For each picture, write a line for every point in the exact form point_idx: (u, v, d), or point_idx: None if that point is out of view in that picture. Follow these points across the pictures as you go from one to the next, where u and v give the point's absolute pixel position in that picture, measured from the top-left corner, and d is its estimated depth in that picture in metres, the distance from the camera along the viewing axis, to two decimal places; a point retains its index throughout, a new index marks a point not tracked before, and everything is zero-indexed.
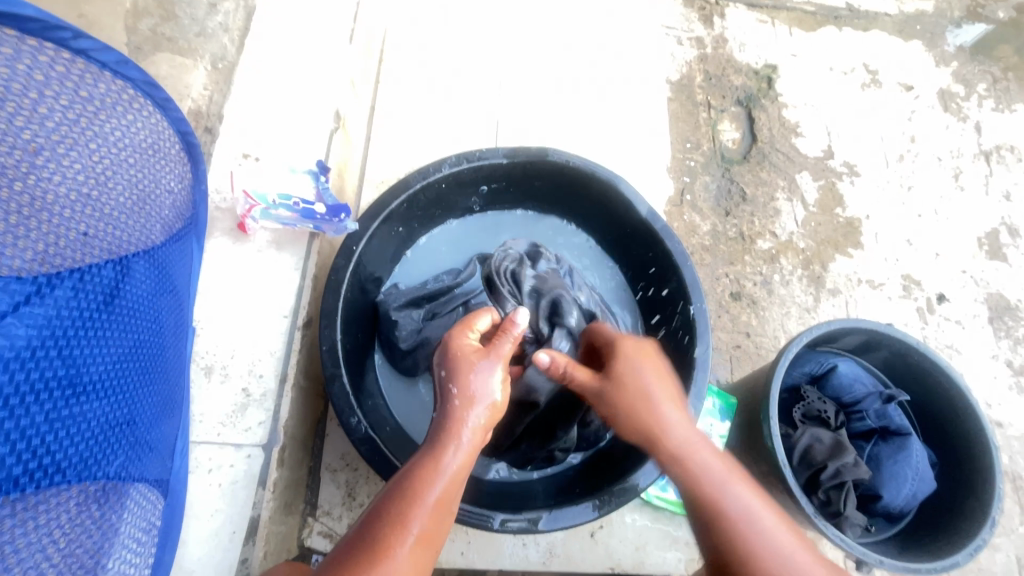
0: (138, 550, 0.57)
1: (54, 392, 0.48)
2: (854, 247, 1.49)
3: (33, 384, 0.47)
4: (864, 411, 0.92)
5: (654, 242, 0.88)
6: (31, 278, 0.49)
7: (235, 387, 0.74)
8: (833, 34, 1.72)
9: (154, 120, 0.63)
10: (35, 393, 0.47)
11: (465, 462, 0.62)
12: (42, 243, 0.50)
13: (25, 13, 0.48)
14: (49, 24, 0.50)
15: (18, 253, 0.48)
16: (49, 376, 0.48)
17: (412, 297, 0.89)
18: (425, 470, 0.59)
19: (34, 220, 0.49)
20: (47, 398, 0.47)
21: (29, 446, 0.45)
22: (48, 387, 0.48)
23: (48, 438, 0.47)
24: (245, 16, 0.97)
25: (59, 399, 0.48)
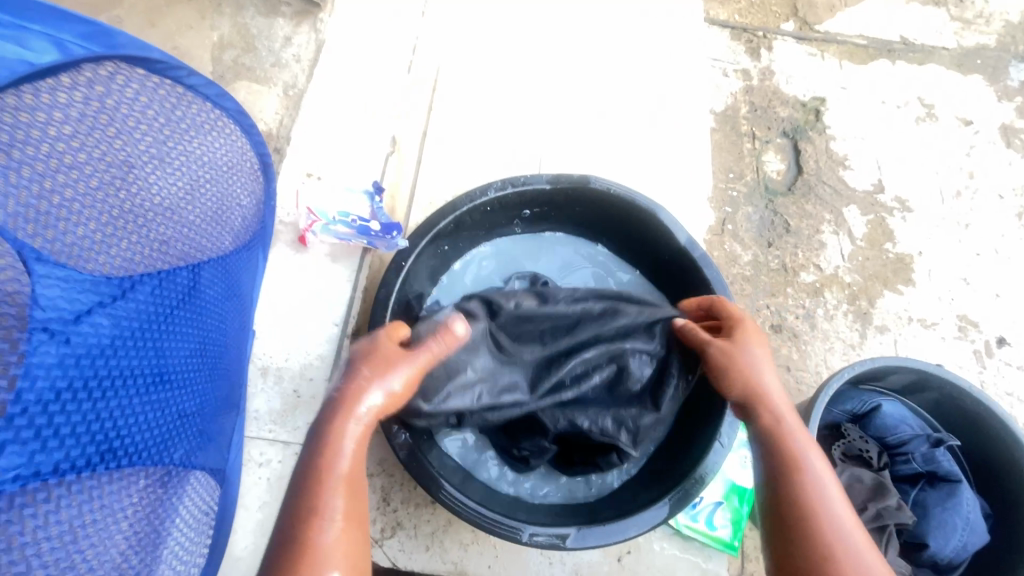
0: (195, 533, 0.62)
1: (137, 381, 0.53)
2: (905, 283, 1.44)
3: (118, 373, 0.51)
4: (909, 454, 0.89)
5: (692, 271, 0.89)
6: (134, 276, 0.55)
7: (287, 388, 0.80)
8: (886, 67, 1.70)
9: (235, 143, 0.72)
10: (118, 383, 0.51)
11: (364, 442, 0.62)
12: (131, 248, 0.55)
13: (154, 55, 0.59)
14: (169, 63, 0.61)
15: (124, 254, 0.54)
16: (133, 367, 0.53)
17: None
18: (316, 459, 0.58)
19: (135, 225, 0.56)
20: (130, 384, 0.52)
21: (112, 432, 0.49)
22: (127, 379, 0.52)
23: (128, 423, 0.51)
24: (315, 48, 1.06)
25: (137, 388, 0.53)
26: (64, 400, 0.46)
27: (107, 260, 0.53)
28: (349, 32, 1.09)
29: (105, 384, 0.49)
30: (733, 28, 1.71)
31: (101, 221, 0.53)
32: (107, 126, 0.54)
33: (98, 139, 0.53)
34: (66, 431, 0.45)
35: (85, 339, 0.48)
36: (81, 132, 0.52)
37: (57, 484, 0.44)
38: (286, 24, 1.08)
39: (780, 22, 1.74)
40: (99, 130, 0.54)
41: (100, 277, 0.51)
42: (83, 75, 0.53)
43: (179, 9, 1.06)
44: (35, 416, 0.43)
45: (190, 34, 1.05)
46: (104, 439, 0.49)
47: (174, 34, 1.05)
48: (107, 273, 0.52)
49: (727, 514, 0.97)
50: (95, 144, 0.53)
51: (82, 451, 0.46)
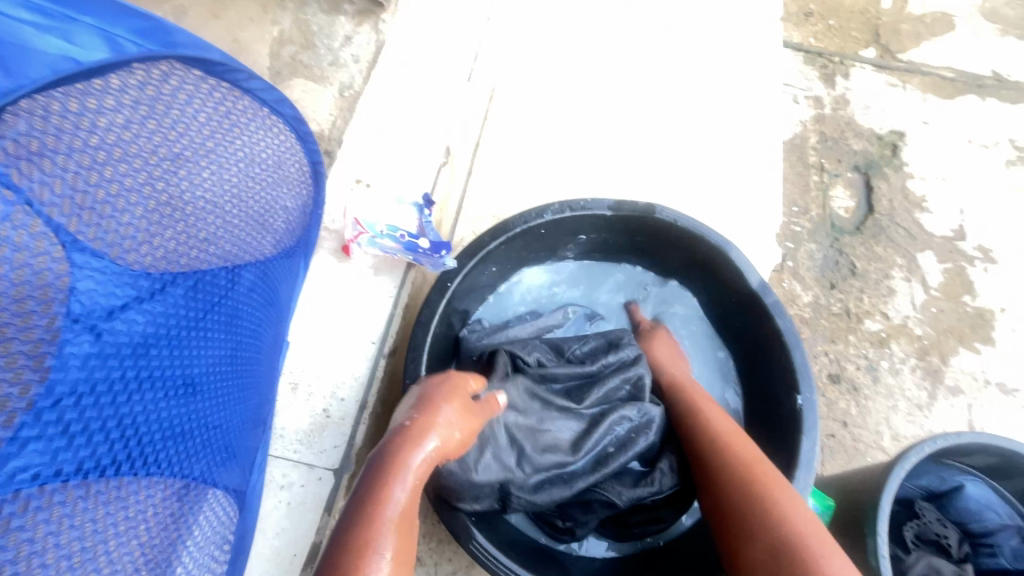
0: (211, 562, 0.57)
1: (167, 383, 0.49)
2: (983, 342, 1.31)
3: (152, 373, 0.47)
4: (995, 546, 0.79)
5: (762, 316, 0.81)
6: (168, 274, 0.51)
7: (318, 406, 0.75)
8: (975, 104, 1.57)
9: (285, 146, 0.68)
10: (150, 381, 0.47)
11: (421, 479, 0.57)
12: (173, 243, 0.52)
13: (215, 56, 0.53)
14: (230, 66, 0.55)
15: (162, 249, 0.50)
16: (167, 370, 0.49)
17: (495, 338, 0.87)
18: (380, 490, 0.54)
19: (177, 221, 0.52)
20: (163, 387, 0.48)
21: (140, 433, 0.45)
22: (161, 380, 0.48)
23: (155, 427, 0.47)
24: (375, 49, 1.02)
25: (166, 392, 0.49)
26: (97, 393, 0.42)
27: (146, 253, 0.48)
28: (410, 35, 1.05)
29: (138, 381, 0.46)
30: (807, 52, 1.61)
31: (144, 212, 0.48)
32: (159, 113, 0.49)
33: (152, 125, 0.49)
34: (95, 426, 0.41)
35: (115, 337, 0.44)
36: (138, 121, 0.47)
37: (78, 485, 0.39)
38: (347, 23, 1.05)
39: (858, 49, 1.63)
40: (152, 117, 0.48)
41: (140, 271, 0.48)
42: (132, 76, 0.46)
43: (242, 2, 1.05)
44: (62, 409, 0.39)
45: (251, 27, 1.02)
46: (129, 439, 0.44)
47: (235, 26, 1.03)
48: (143, 266, 0.48)
49: None
50: (150, 130, 0.48)
51: (109, 452, 0.42)
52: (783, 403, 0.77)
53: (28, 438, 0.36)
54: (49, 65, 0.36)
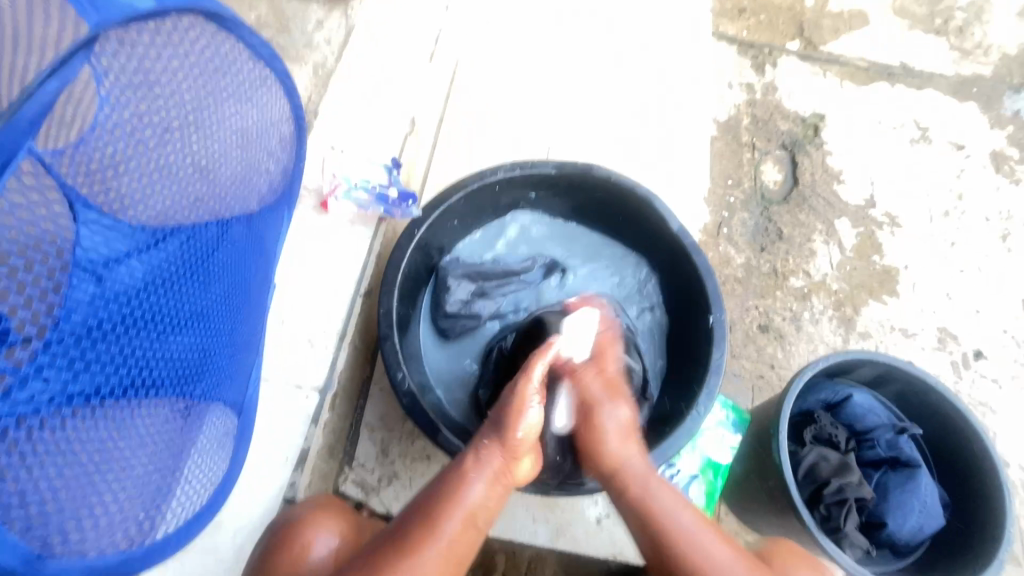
0: (208, 455, 0.70)
1: (158, 322, 0.60)
2: (889, 294, 1.50)
3: (147, 314, 0.59)
4: (874, 440, 0.94)
5: (683, 256, 0.96)
6: (159, 231, 0.62)
7: (302, 338, 0.86)
8: (885, 90, 1.78)
9: (274, 103, 0.79)
10: (144, 322, 0.58)
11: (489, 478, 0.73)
12: (166, 202, 0.63)
13: (227, 14, 0.64)
14: (237, 22, 0.66)
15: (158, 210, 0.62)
16: (159, 307, 0.60)
17: (469, 270, 1.01)
18: (457, 481, 0.72)
19: (171, 184, 0.64)
20: (153, 325, 0.59)
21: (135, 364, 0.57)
22: (152, 319, 0.59)
23: (151, 357, 0.59)
24: (346, 33, 1.14)
25: (157, 330, 0.60)
26: (98, 334, 0.52)
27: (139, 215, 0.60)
28: (377, 20, 1.16)
29: (134, 321, 0.57)
30: (740, 44, 1.80)
31: (138, 175, 0.59)
32: (163, 87, 0.60)
33: (154, 99, 0.59)
34: (105, 358, 0.53)
35: (117, 283, 0.55)
36: (151, 90, 0.58)
37: (86, 408, 0.51)
38: (320, 10, 1.16)
39: (785, 41, 1.82)
40: (156, 90, 0.59)
41: (138, 228, 0.59)
42: (167, 23, 0.57)
43: None
44: (82, 342, 0.51)
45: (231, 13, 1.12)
46: (128, 370, 0.56)
47: None
48: (137, 225, 0.59)
49: (702, 487, 1.04)
50: (153, 105, 0.59)
51: (109, 379, 0.54)
52: (699, 324, 0.92)
53: (45, 363, 0.47)
54: (121, 8, 0.49)
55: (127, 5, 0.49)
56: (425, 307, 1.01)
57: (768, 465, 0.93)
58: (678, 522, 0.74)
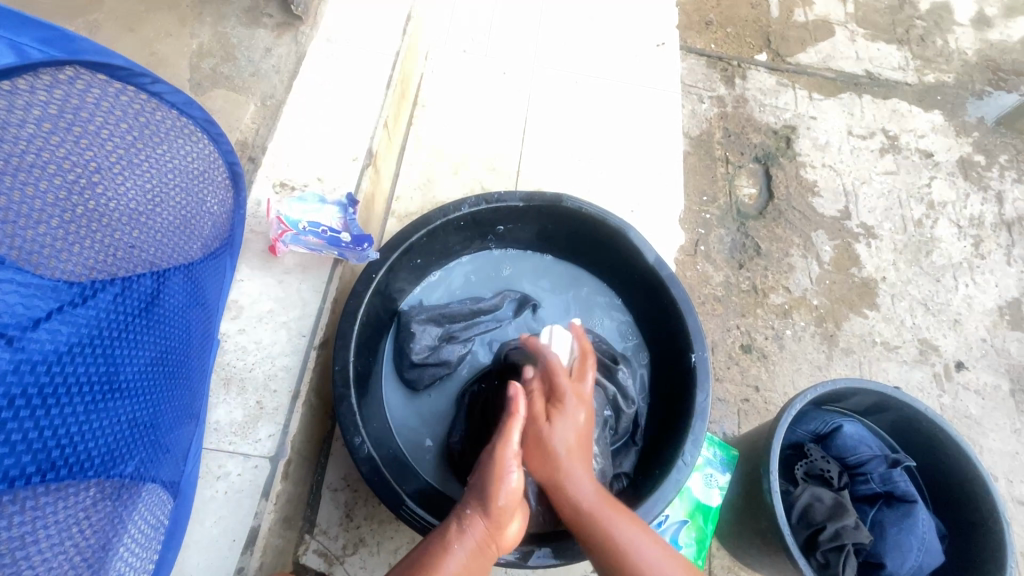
0: (143, 547, 0.59)
1: (86, 390, 0.51)
2: (869, 307, 1.48)
3: (72, 383, 0.49)
4: (868, 474, 0.91)
5: (660, 289, 0.91)
6: (93, 283, 0.53)
7: (250, 400, 0.78)
8: (853, 100, 1.78)
9: (206, 151, 0.71)
10: (70, 391, 0.49)
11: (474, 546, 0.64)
12: (94, 251, 0.53)
13: (117, 62, 0.57)
14: (134, 71, 0.58)
15: (86, 262, 0.52)
16: (88, 374, 0.51)
17: (433, 313, 0.94)
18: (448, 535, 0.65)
19: (100, 231, 0.54)
20: (79, 395, 0.50)
21: (60, 442, 0.47)
22: (80, 388, 0.50)
23: (79, 433, 0.50)
24: (296, 61, 1.07)
25: (86, 401, 0.51)
26: (10, 413, 0.43)
27: (67, 266, 0.50)
28: (330, 45, 1.09)
29: (60, 391, 0.48)
30: (709, 57, 1.78)
31: (61, 223, 0.50)
32: (66, 126, 0.52)
33: (58, 139, 0.51)
34: (24, 438, 0.44)
35: (39, 346, 0.46)
36: (40, 135, 0.49)
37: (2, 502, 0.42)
38: (267, 36, 1.08)
39: (753, 53, 1.81)
40: (56, 132, 0.51)
41: (60, 282, 0.49)
42: (42, 78, 0.50)
43: (159, 17, 1.06)
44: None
45: (169, 40, 1.04)
46: (49, 453, 0.46)
47: (151, 39, 1.04)
48: (65, 279, 0.50)
49: (693, 533, 0.99)
50: (57, 144, 0.50)
51: (28, 464, 0.44)
52: (681, 363, 0.87)
53: None
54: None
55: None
56: (387, 354, 0.94)
57: (758, 507, 0.88)
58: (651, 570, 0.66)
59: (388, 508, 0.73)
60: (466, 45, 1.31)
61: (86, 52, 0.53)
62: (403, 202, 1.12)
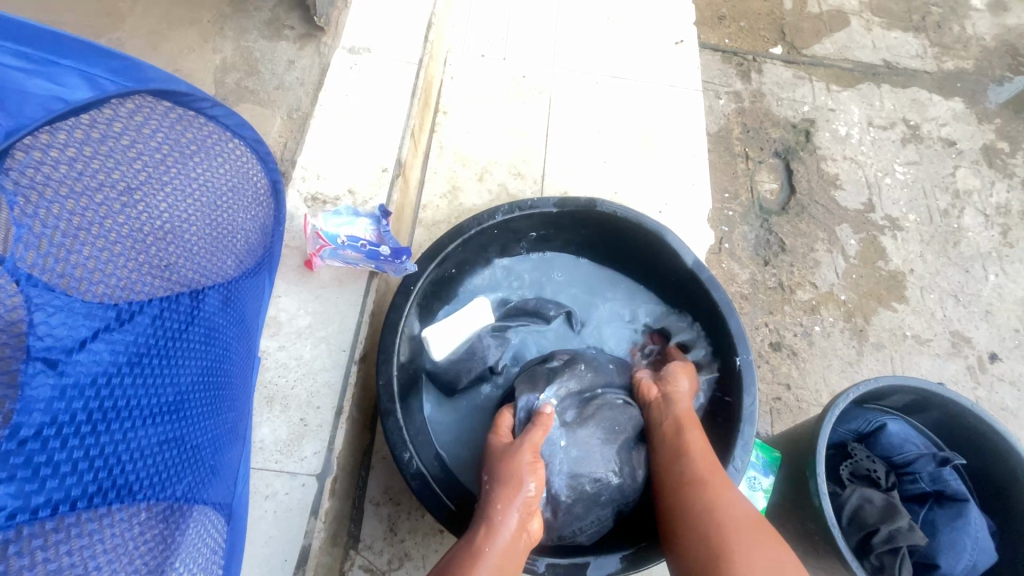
0: (202, 570, 0.58)
1: (136, 411, 0.51)
2: (898, 300, 1.46)
3: (121, 405, 0.49)
4: (916, 473, 0.89)
5: (700, 291, 0.90)
6: (133, 303, 0.52)
7: (294, 417, 0.78)
8: (872, 90, 1.76)
9: (247, 169, 0.71)
10: (119, 413, 0.49)
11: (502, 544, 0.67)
12: (133, 271, 0.53)
13: (181, 87, 0.58)
14: (194, 95, 0.60)
15: (127, 282, 0.52)
16: (136, 395, 0.51)
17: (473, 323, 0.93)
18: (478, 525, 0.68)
19: (141, 252, 0.54)
20: (129, 415, 0.50)
21: (111, 463, 0.47)
22: (129, 409, 0.50)
23: (130, 455, 0.49)
24: (319, 72, 1.07)
25: (135, 421, 0.50)
26: (63, 434, 0.43)
27: (110, 285, 0.50)
28: (352, 55, 1.09)
29: (109, 413, 0.47)
30: (724, 52, 1.76)
31: (103, 247, 0.49)
32: (111, 150, 0.51)
33: (101, 164, 0.50)
34: (77, 459, 0.44)
35: (85, 370, 0.46)
36: (89, 158, 0.49)
37: (53, 524, 0.40)
38: (290, 48, 1.08)
39: (769, 47, 1.79)
40: (102, 156, 0.50)
41: (99, 304, 0.48)
42: (105, 111, 0.51)
43: (181, 33, 1.06)
44: (48, 446, 0.41)
45: (193, 56, 1.04)
46: (100, 475, 0.45)
47: (176, 56, 1.04)
48: (107, 300, 0.49)
49: None
50: (100, 168, 0.50)
51: (78, 486, 0.43)
52: (724, 365, 0.86)
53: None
54: (38, 104, 0.42)
55: (53, 99, 0.43)
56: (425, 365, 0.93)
57: (807, 510, 0.86)
58: (726, 504, 0.69)
59: (441, 524, 0.72)
60: (484, 49, 1.30)
61: (152, 79, 0.53)
62: (430, 210, 1.12)
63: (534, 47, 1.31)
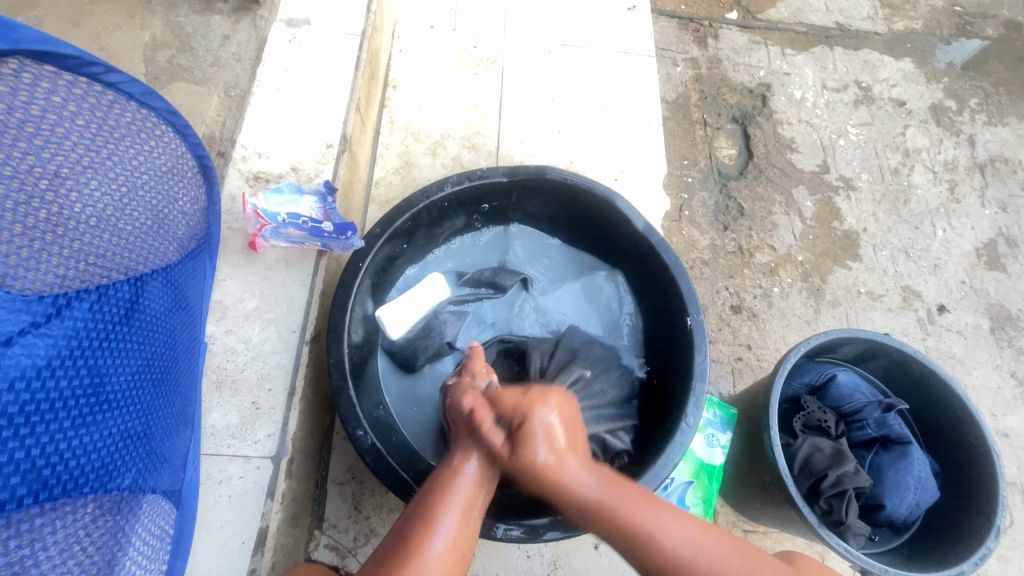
0: (150, 557, 0.57)
1: (70, 406, 0.48)
2: (853, 259, 1.50)
3: (54, 401, 0.47)
4: (863, 420, 0.93)
5: (651, 255, 0.91)
6: (66, 293, 0.50)
7: (245, 401, 0.77)
8: (826, 53, 1.77)
9: (173, 146, 0.67)
10: (53, 410, 0.46)
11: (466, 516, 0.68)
12: (63, 259, 0.50)
13: (64, 50, 0.52)
14: (85, 60, 0.54)
15: (59, 271, 0.50)
16: (71, 391, 0.49)
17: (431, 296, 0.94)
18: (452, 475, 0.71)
19: (69, 240, 0.51)
20: (72, 409, 0.48)
21: (45, 462, 0.45)
22: (63, 405, 0.48)
23: (69, 450, 0.47)
24: (257, 47, 1.02)
25: (70, 417, 0.48)
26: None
27: (39, 277, 0.48)
28: (291, 27, 1.04)
29: (44, 411, 0.46)
30: (680, 18, 1.75)
31: (27, 237, 0.47)
32: (30, 133, 0.49)
33: (22, 146, 0.48)
34: (3, 463, 0.42)
35: (12, 365, 0.44)
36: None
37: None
38: (223, 23, 1.03)
39: (724, 12, 1.79)
40: (20, 138, 0.48)
41: (32, 296, 0.47)
42: None
43: (104, 8, 1.00)
44: None
45: (119, 34, 0.98)
46: (44, 473, 0.45)
47: (100, 33, 0.98)
48: (39, 291, 0.48)
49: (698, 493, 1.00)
50: (19, 151, 0.47)
51: (9, 488, 0.42)
52: (677, 327, 0.87)
53: None
54: None
55: None
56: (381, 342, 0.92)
57: (761, 462, 0.90)
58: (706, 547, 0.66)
59: (397, 496, 0.73)
60: (432, 20, 1.27)
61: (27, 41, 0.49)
62: (383, 187, 1.10)
63: (484, 16, 1.28)
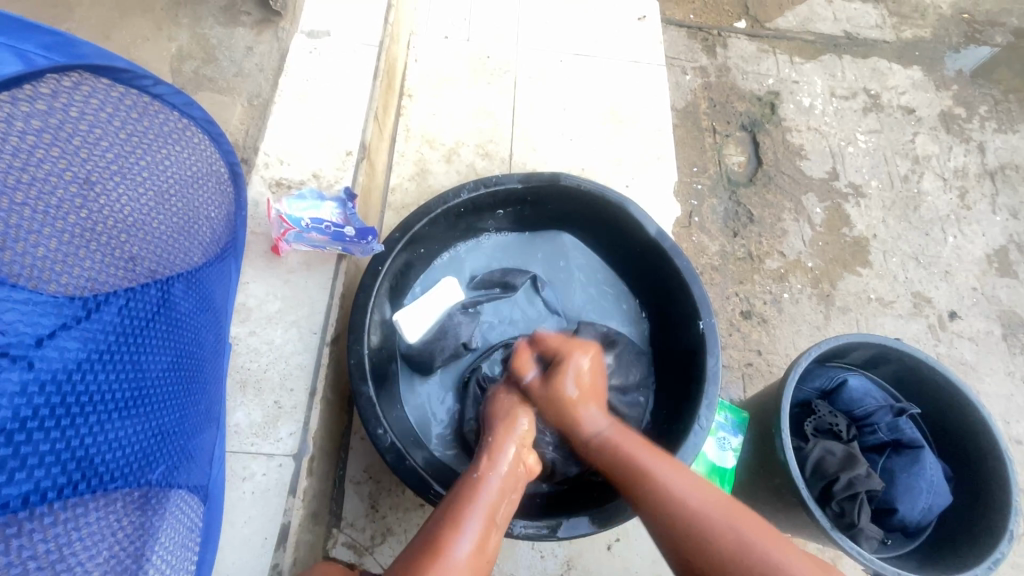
0: (179, 550, 0.59)
1: (104, 401, 0.51)
2: (863, 265, 1.51)
3: (89, 397, 0.49)
4: (875, 424, 0.94)
5: (663, 260, 0.93)
6: (101, 294, 0.53)
7: (268, 400, 0.79)
8: (834, 61, 1.79)
9: (205, 153, 0.70)
10: (90, 404, 0.49)
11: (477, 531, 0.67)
12: (101, 262, 0.53)
13: (118, 65, 0.55)
14: (136, 73, 0.57)
15: (96, 274, 0.52)
16: (106, 387, 0.51)
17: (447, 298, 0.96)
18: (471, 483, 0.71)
19: (106, 244, 0.54)
20: (105, 405, 0.50)
21: (82, 455, 0.47)
22: (101, 399, 0.50)
23: (102, 443, 0.50)
24: (278, 58, 1.06)
25: (105, 411, 0.50)
26: (28, 429, 0.43)
27: (80, 278, 0.51)
28: (311, 39, 1.08)
29: (81, 405, 0.48)
30: (689, 28, 1.78)
31: (69, 241, 0.50)
32: (77, 143, 0.51)
33: (69, 156, 0.50)
34: (44, 454, 0.44)
35: (53, 362, 0.46)
36: (41, 148, 0.48)
37: (26, 515, 0.42)
38: (247, 35, 1.07)
39: (733, 21, 1.81)
40: (68, 148, 0.50)
41: (70, 296, 0.49)
42: (44, 88, 0.49)
43: (133, 21, 1.04)
44: (17, 441, 0.42)
45: (147, 46, 1.02)
46: (80, 465, 0.47)
47: (129, 45, 1.02)
48: (80, 292, 0.51)
49: None
50: (65, 162, 0.50)
51: (48, 478, 0.44)
52: (689, 331, 0.89)
53: None
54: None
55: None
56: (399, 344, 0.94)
57: (773, 465, 0.91)
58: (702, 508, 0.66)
59: (416, 494, 0.74)
60: (447, 31, 1.30)
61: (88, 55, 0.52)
62: (399, 193, 1.12)
63: (498, 27, 1.31)
